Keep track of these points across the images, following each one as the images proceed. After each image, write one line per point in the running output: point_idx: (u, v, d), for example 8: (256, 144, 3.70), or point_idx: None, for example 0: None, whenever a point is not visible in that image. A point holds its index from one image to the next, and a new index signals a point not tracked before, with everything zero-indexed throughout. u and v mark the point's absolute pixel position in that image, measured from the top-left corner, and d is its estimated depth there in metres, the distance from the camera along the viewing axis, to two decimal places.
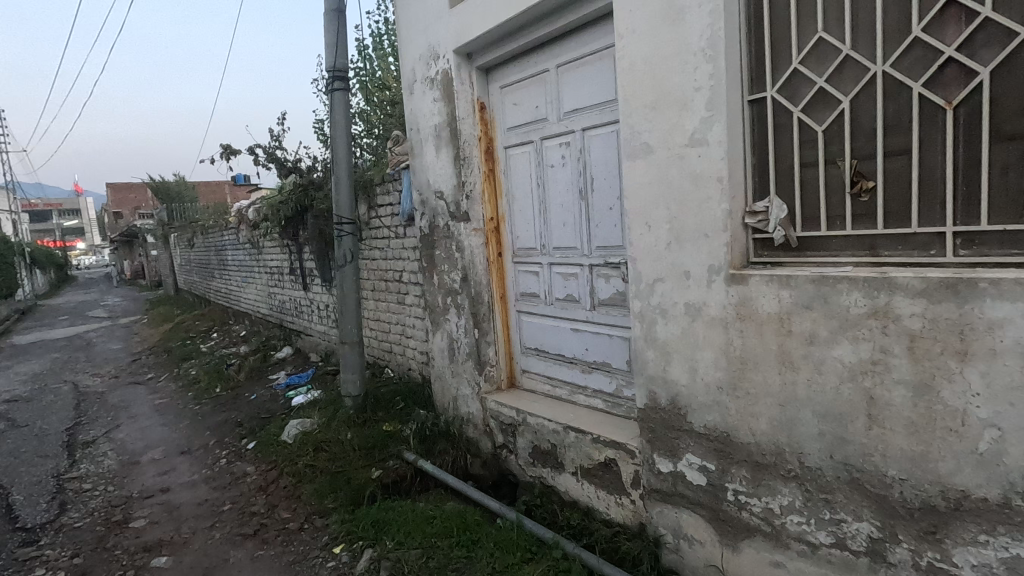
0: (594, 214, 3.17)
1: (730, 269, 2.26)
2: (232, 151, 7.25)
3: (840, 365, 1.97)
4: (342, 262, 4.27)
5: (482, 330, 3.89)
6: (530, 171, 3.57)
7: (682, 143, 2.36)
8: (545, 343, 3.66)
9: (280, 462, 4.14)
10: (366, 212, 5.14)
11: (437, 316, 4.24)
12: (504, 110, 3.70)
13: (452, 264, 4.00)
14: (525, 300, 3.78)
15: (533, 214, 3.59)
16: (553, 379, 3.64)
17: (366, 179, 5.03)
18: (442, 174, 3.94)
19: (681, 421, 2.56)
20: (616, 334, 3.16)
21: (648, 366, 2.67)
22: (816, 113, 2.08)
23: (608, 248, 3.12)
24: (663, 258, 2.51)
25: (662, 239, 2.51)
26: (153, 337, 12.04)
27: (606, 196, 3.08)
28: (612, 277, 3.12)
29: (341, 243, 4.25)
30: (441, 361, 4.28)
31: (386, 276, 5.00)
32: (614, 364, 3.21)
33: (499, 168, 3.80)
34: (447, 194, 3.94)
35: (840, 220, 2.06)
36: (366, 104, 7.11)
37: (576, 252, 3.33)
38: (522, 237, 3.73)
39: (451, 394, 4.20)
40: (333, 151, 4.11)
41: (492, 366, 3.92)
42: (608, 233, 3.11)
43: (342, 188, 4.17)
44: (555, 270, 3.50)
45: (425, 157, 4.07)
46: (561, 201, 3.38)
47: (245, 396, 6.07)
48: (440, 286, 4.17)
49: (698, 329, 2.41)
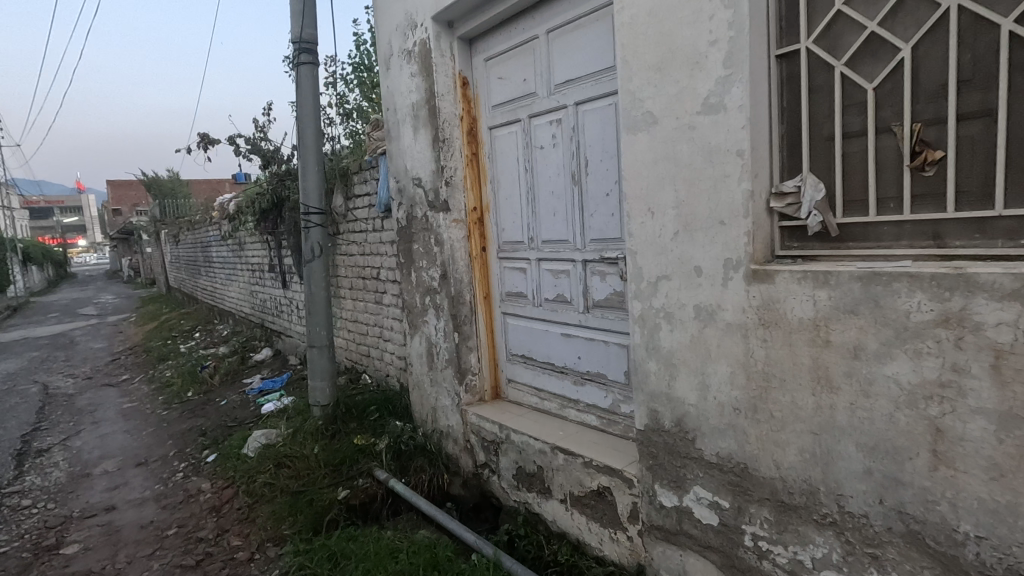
0: (588, 201, 2.74)
1: (751, 264, 1.84)
2: (211, 140, 6.86)
3: (895, 386, 1.54)
4: (309, 258, 3.85)
5: (463, 335, 3.46)
6: (517, 154, 3.14)
7: (693, 110, 1.94)
8: (532, 349, 3.24)
9: (237, 479, 3.71)
10: (344, 204, 4.72)
11: (415, 318, 3.82)
12: (489, 85, 3.28)
13: (431, 260, 3.57)
14: (511, 301, 3.36)
15: (520, 203, 3.18)
16: (542, 391, 3.21)
17: (344, 167, 4.60)
18: (420, 159, 3.52)
19: (688, 448, 2.14)
20: (613, 341, 2.73)
21: (649, 380, 2.25)
22: (864, 68, 1.66)
23: (604, 241, 2.69)
24: (668, 251, 2.09)
25: (668, 227, 2.08)
26: (137, 335, 11.64)
27: (602, 179, 2.65)
28: (609, 274, 2.69)
29: (308, 237, 3.82)
30: (420, 369, 3.86)
31: (364, 273, 4.57)
32: (610, 376, 2.77)
33: (483, 152, 3.38)
34: (425, 181, 3.51)
35: (895, 202, 1.63)
36: (365, 101, 6.73)
37: (568, 246, 2.90)
38: (507, 230, 3.31)
39: (430, 404, 3.79)
40: (300, 134, 3.69)
41: (474, 375, 3.50)
42: (603, 222, 2.68)
43: (310, 176, 3.75)
44: (544, 267, 3.07)
45: (402, 140, 3.65)
46: (551, 188, 2.95)
47: (216, 401, 5.65)
48: (418, 285, 3.75)
49: (711, 336, 1.99)
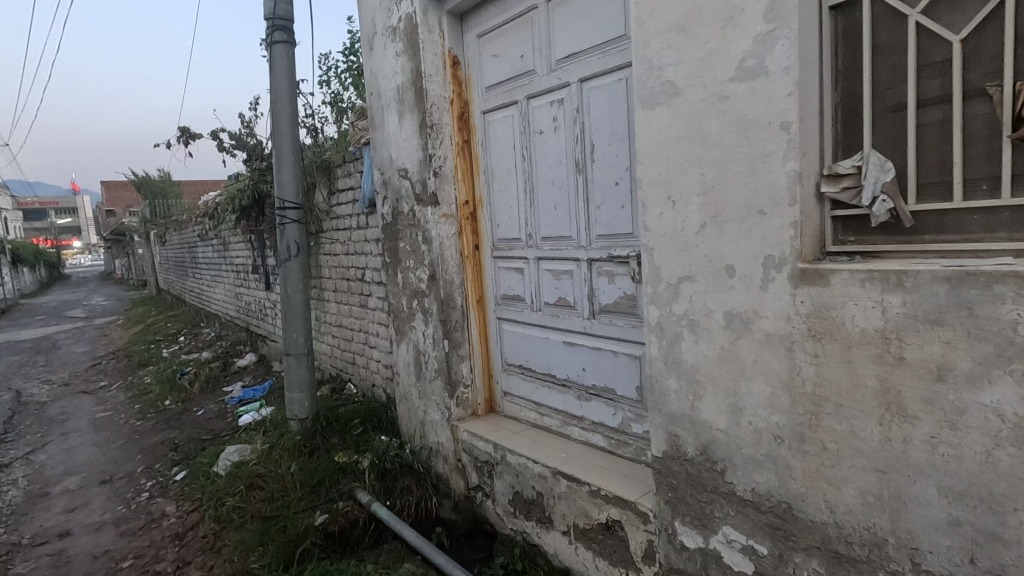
0: (594, 192, 2.40)
1: (799, 263, 1.51)
2: (191, 134, 6.50)
3: (994, 417, 1.22)
4: (285, 257, 3.49)
5: (453, 342, 3.12)
6: (514, 141, 2.81)
7: (724, 76, 1.60)
8: (530, 359, 2.90)
9: (204, 502, 3.36)
10: (327, 200, 4.37)
11: (402, 324, 3.48)
12: (481, 65, 2.95)
13: (418, 259, 3.23)
14: (507, 305, 3.02)
15: (516, 196, 2.84)
16: (541, 406, 2.88)
17: (326, 160, 4.26)
18: (406, 148, 3.18)
19: (716, 481, 1.80)
20: (622, 352, 2.39)
21: (668, 400, 1.91)
22: (948, 17, 1.33)
23: (612, 238, 2.35)
24: (692, 247, 1.75)
25: (692, 218, 1.75)
26: (120, 339, 11.26)
27: (611, 165, 2.31)
28: (618, 275, 2.35)
29: (283, 234, 3.46)
30: (407, 380, 3.52)
31: (348, 275, 4.22)
32: (619, 390, 2.44)
33: (476, 139, 3.05)
34: (411, 171, 3.17)
35: (987, 184, 1.30)
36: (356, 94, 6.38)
37: (571, 243, 2.57)
38: (502, 226, 2.97)
39: (419, 418, 3.45)
40: (274, 120, 3.34)
41: (466, 387, 3.16)
42: (611, 216, 2.34)
43: (285, 166, 3.39)
44: (543, 266, 2.74)
45: (387, 128, 3.30)
46: (551, 178, 2.62)
47: (192, 411, 5.29)
48: (405, 287, 3.40)
49: (746, 350, 1.66)
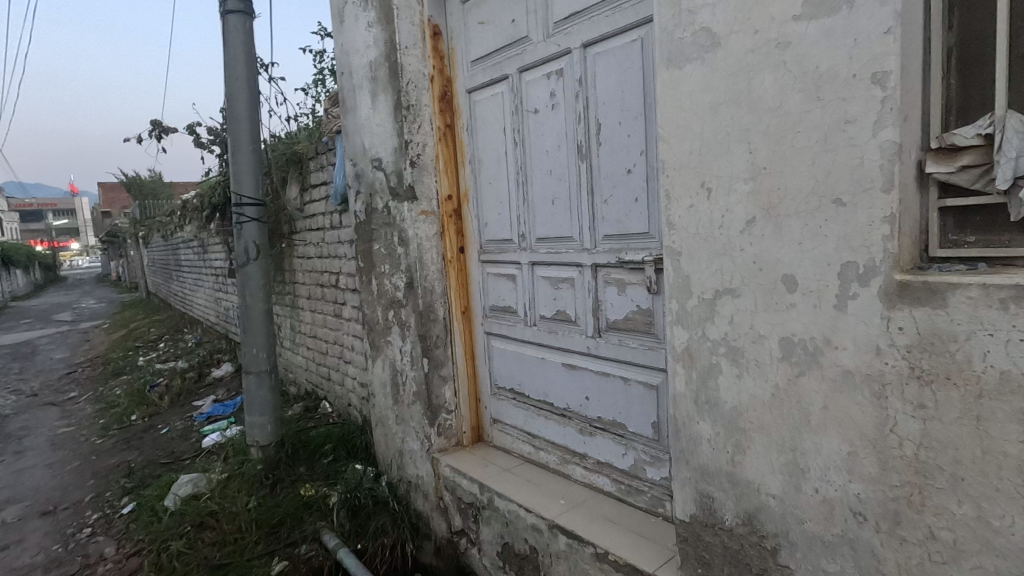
0: (601, 184, 1.96)
1: (897, 273, 1.06)
2: (164, 129, 6.05)
3: None
4: (243, 261, 3.02)
5: (433, 362, 2.67)
6: (504, 123, 2.37)
7: (787, 15, 1.16)
8: (523, 382, 2.45)
9: (146, 544, 2.89)
10: (299, 197, 3.92)
11: (377, 338, 3.03)
12: (467, 35, 2.51)
13: (393, 263, 2.78)
14: (495, 318, 2.57)
15: (507, 190, 2.40)
16: (536, 438, 2.43)
17: (298, 152, 3.81)
18: (380, 135, 2.74)
19: (766, 563, 1.35)
20: (635, 380, 1.95)
21: (699, 451, 1.46)
22: None
23: (623, 239, 1.91)
24: (735, 250, 1.31)
25: (734, 212, 1.30)
26: (101, 345, 10.80)
27: (622, 148, 1.87)
28: (630, 285, 1.91)
29: (241, 235, 3.00)
30: (384, 402, 3.08)
31: (322, 280, 3.78)
32: (630, 426, 1.99)
33: (461, 124, 2.62)
34: (386, 162, 2.73)
35: None
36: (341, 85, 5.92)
37: (571, 246, 2.12)
38: (491, 225, 2.53)
39: (397, 446, 3.01)
40: (230, 103, 2.90)
41: (448, 413, 2.71)
42: (621, 212, 1.90)
43: (242, 155, 2.93)
44: (538, 273, 2.30)
45: (359, 112, 2.86)
46: (548, 167, 2.18)
47: (157, 429, 4.83)
48: (380, 296, 2.96)
49: (812, 392, 1.21)
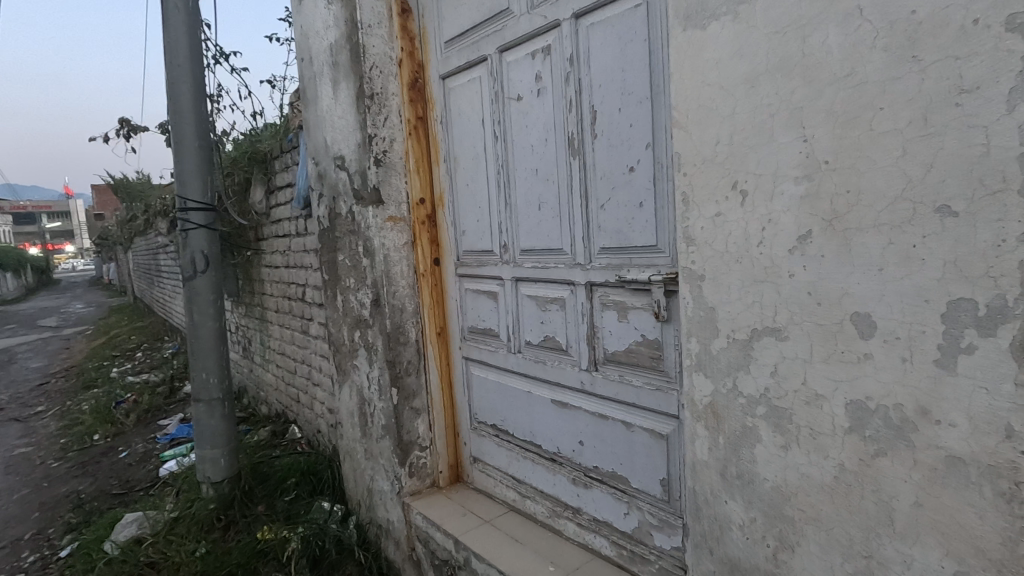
0: (596, 185, 1.60)
1: None
2: (132, 127, 5.68)
3: None
4: (189, 273, 2.64)
5: (404, 392, 2.30)
6: (482, 114, 2.01)
7: None
8: (507, 417, 2.09)
9: None
10: (265, 200, 3.55)
11: (344, 360, 2.66)
12: (440, 12, 2.15)
13: (358, 277, 2.42)
14: (474, 342, 2.20)
15: (487, 193, 2.03)
16: (522, 484, 2.07)
17: (263, 151, 3.45)
18: (343, 129, 2.37)
19: None
20: (639, 426, 1.58)
21: (728, 540, 1.10)
22: None
23: (624, 253, 1.55)
24: (782, 276, 0.95)
25: (782, 225, 0.94)
26: (79, 353, 10.39)
27: (623, 141, 1.50)
28: (632, 309, 1.55)
29: (187, 243, 2.62)
30: (352, 433, 2.71)
31: (289, 293, 3.41)
32: (633, 481, 1.63)
33: (434, 117, 2.26)
34: (350, 160, 2.36)
35: None
36: None
37: (561, 260, 1.76)
38: (469, 233, 2.16)
39: (366, 484, 2.64)
40: (173, 93, 2.53)
41: (421, 450, 2.35)
42: (620, 220, 1.54)
43: (187, 152, 2.56)
44: (523, 291, 1.93)
45: (320, 103, 2.50)
46: (533, 165, 1.81)
47: (117, 452, 4.45)
48: (345, 314, 2.59)
49: (897, 481, 0.85)
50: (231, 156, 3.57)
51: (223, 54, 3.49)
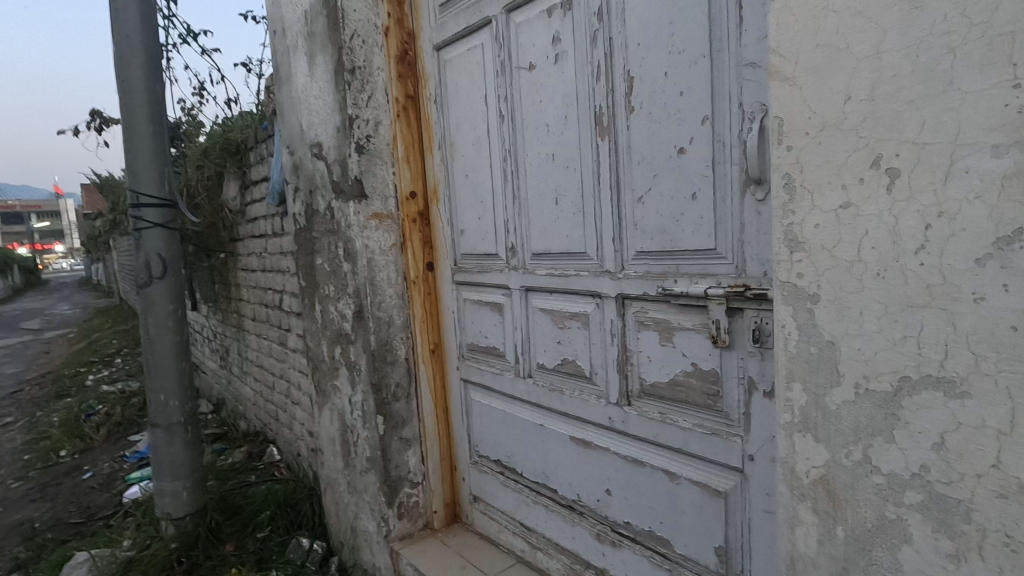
0: (632, 172, 1.27)
1: None
2: (103, 118, 5.28)
3: None
4: (143, 279, 2.27)
5: (392, 419, 1.96)
6: (485, 89, 1.67)
7: None
8: (514, 453, 1.75)
9: None
10: (240, 196, 3.19)
11: (323, 380, 2.32)
12: None
13: (338, 284, 2.07)
14: (475, 362, 1.87)
15: (490, 184, 1.69)
16: (532, 532, 1.73)
17: (237, 141, 3.09)
18: (320, 111, 2.02)
19: None
20: (686, 477, 1.25)
21: None
22: None
23: (669, 258, 1.21)
24: (960, 299, 0.62)
25: (964, 219, 0.61)
26: (57, 358, 9.96)
27: (670, 114, 1.17)
28: (679, 330, 1.21)
29: (140, 245, 2.26)
30: (333, 463, 2.36)
31: (266, 300, 3.06)
32: (677, 545, 1.29)
33: (428, 95, 1.92)
34: (328, 147, 2.01)
35: None
36: None
37: (584, 267, 1.42)
38: (468, 233, 1.82)
39: (349, 522, 2.29)
40: (121, 70, 2.17)
41: (412, 487, 2.00)
42: (664, 216, 1.21)
43: (139, 139, 2.21)
44: (535, 303, 1.59)
45: (293, 82, 2.14)
46: (549, 148, 1.48)
47: (81, 472, 4.06)
48: (324, 326, 2.24)
49: None
50: (201, 146, 3.20)
51: (192, 33, 3.12)
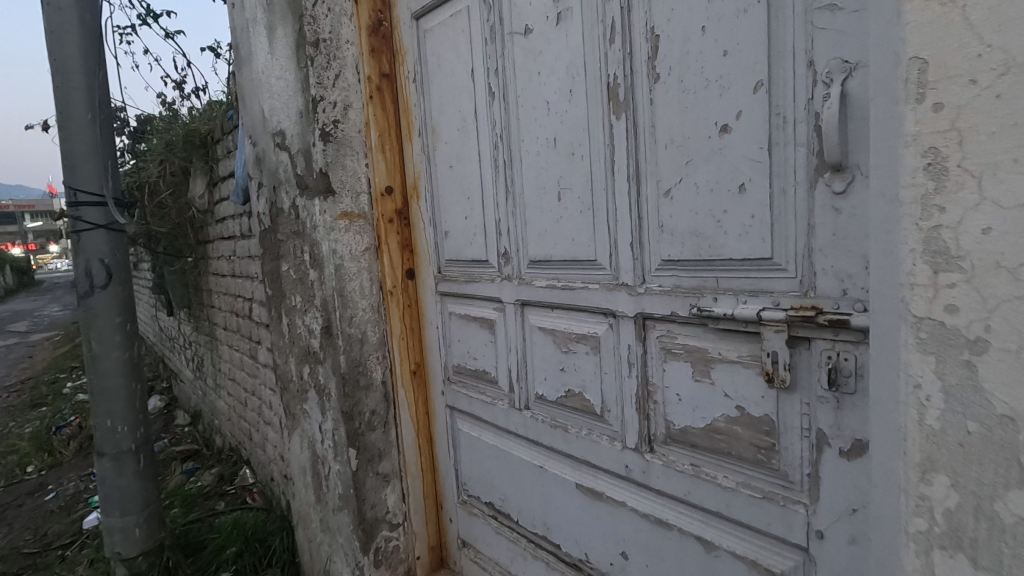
0: (657, 158, 0.99)
1: None
2: None
3: None
4: (84, 288, 1.98)
5: (367, 452, 1.68)
6: (471, 63, 1.39)
7: None
8: (509, 496, 1.47)
9: None
10: (208, 194, 2.89)
11: (293, 402, 2.03)
12: None
13: (305, 294, 1.79)
14: (462, 387, 1.59)
15: (479, 178, 1.41)
16: None
17: (202, 133, 2.79)
18: (281, 94, 1.74)
19: None
20: (726, 550, 0.97)
21: None
22: None
23: (708, 270, 0.94)
24: None
25: None
26: (39, 363, 9.63)
27: (708, 82, 0.89)
28: (719, 363, 0.94)
29: (79, 249, 1.97)
30: (305, 496, 2.07)
31: (236, 308, 2.78)
32: None
33: (406, 73, 1.64)
34: (291, 135, 1.73)
35: None
36: None
37: (593, 279, 1.15)
38: (453, 235, 1.55)
39: (322, 565, 2.00)
40: (54, 47, 1.88)
41: (391, 530, 1.72)
42: (700, 215, 0.93)
43: (75, 126, 1.91)
44: (533, 321, 1.31)
45: (253, 61, 1.86)
46: (549, 132, 1.20)
47: (43, 493, 3.75)
48: (292, 342, 1.95)
49: None
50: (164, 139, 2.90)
51: (152, 14, 2.83)
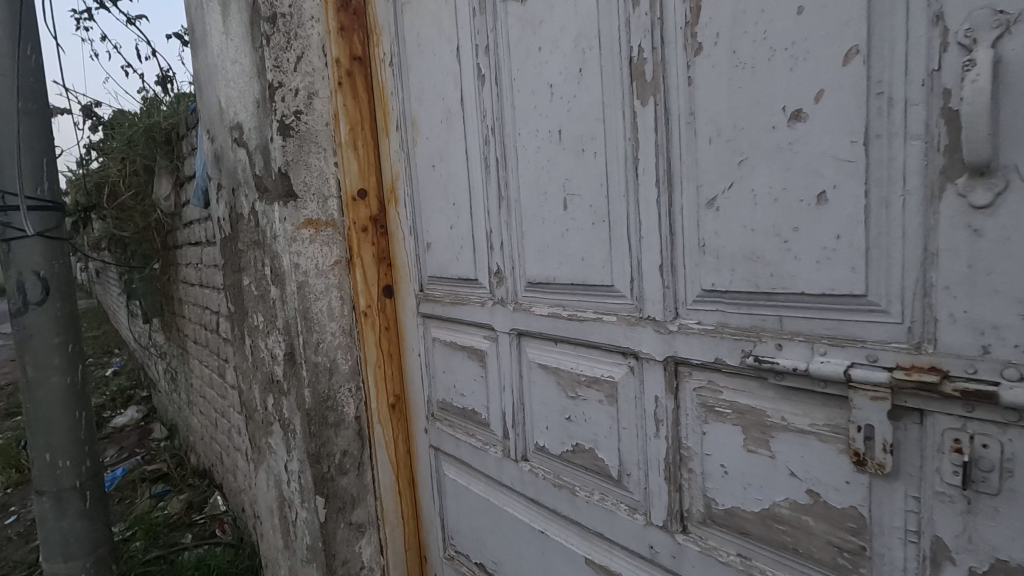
0: (697, 155, 0.75)
1: None
2: None
3: None
4: (16, 305, 1.73)
5: (337, 499, 1.43)
6: (456, 39, 1.15)
7: None
8: (503, 559, 1.23)
9: None
10: (174, 195, 2.63)
11: (258, 434, 1.79)
12: None
13: (267, 313, 1.54)
14: (448, 427, 1.35)
15: (466, 179, 1.17)
16: None
17: (166, 128, 2.53)
18: (237, 79, 1.49)
19: None
20: None
21: None
22: None
23: (767, 306, 0.69)
24: None
25: None
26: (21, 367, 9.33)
27: (772, 51, 0.65)
28: (782, 432, 0.70)
29: (9, 260, 1.71)
30: (273, 539, 1.83)
31: (204, 320, 2.52)
32: None
33: (381, 55, 1.39)
34: (248, 128, 1.48)
35: None
36: None
37: (608, 309, 0.90)
38: (436, 247, 1.30)
39: None
40: None
41: None
42: (757, 233, 0.69)
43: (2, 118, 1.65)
44: (532, 356, 1.07)
45: (208, 43, 1.61)
46: (551, 123, 0.96)
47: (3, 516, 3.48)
48: (255, 366, 1.71)
49: None
50: (125, 136, 2.63)
51: None
